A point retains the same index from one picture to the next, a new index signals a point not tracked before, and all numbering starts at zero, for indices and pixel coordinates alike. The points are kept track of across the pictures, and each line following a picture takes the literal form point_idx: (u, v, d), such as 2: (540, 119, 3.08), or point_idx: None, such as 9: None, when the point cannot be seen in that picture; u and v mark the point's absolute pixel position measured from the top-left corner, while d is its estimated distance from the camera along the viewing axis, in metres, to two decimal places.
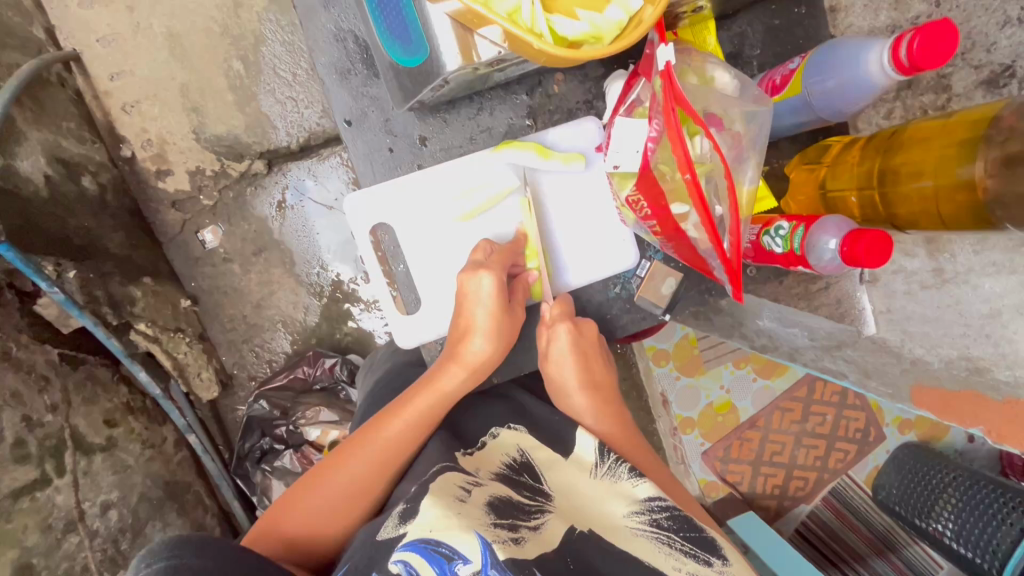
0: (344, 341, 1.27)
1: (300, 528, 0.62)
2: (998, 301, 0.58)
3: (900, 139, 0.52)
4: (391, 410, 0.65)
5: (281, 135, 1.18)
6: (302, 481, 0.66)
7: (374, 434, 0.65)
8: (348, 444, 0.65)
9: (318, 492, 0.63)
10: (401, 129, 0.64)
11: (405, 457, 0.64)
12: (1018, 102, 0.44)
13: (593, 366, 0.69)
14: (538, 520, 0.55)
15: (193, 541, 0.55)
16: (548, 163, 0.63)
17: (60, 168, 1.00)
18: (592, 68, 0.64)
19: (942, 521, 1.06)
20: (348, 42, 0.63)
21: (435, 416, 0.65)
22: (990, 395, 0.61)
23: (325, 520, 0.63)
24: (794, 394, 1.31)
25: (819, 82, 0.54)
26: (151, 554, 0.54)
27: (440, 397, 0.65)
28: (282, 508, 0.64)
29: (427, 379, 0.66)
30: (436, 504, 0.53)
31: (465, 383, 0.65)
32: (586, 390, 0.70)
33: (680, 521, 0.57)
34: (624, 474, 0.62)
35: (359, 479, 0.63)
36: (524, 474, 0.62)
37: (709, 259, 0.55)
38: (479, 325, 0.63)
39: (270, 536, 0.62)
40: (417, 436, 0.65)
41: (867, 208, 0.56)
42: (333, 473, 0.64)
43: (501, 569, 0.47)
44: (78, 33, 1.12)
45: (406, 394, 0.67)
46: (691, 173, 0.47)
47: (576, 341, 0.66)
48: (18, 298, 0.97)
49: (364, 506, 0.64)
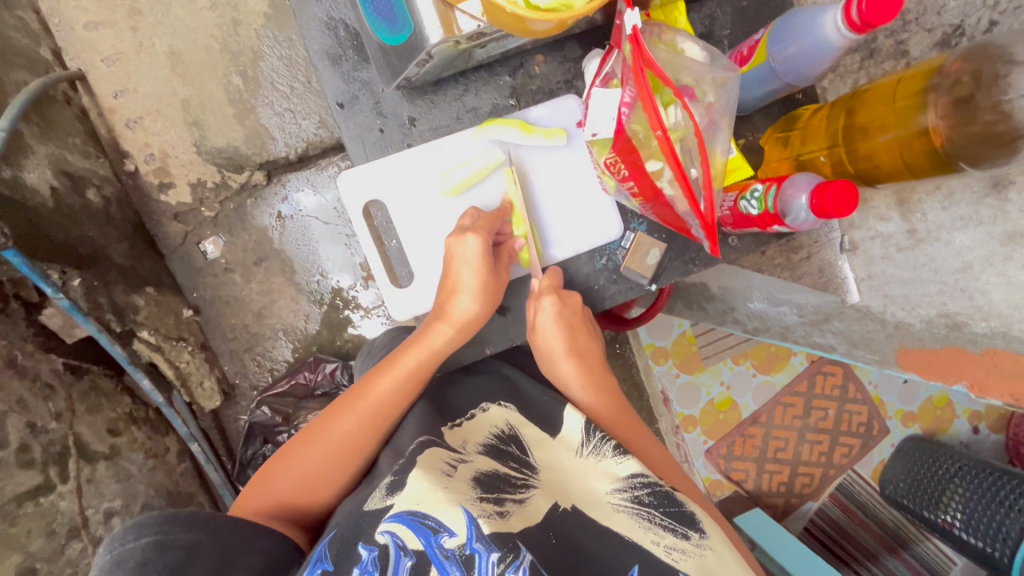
0: (344, 347, 1.28)
1: (290, 486, 0.64)
2: (969, 255, 0.61)
3: (862, 99, 0.57)
4: (381, 368, 0.67)
5: (280, 147, 1.21)
6: (290, 443, 0.67)
7: (364, 392, 0.66)
8: (336, 404, 0.67)
9: (307, 451, 0.65)
10: (390, 110, 0.69)
11: (394, 413, 0.67)
12: (959, 53, 0.50)
13: (579, 336, 0.71)
14: (524, 494, 0.57)
15: (182, 515, 0.55)
16: (531, 138, 0.67)
17: (66, 181, 1.03)
18: (571, 49, 0.69)
19: (950, 511, 1.06)
20: (339, 30, 0.68)
21: (423, 374, 0.67)
22: (968, 348, 0.64)
23: (315, 478, 0.64)
24: (794, 389, 1.28)
25: (781, 49, 0.57)
26: (137, 527, 0.53)
27: (430, 354, 0.67)
28: (271, 468, 0.65)
29: (416, 337, 0.68)
30: (425, 477, 0.55)
31: (453, 340, 0.67)
32: (572, 358, 0.71)
33: (660, 497, 0.58)
34: (609, 451, 0.63)
35: (349, 437, 0.65)
36: (510, 445, 0.63)
37: (688, 220, 0.58)
38: (469, 286, 0.65)
39: (261, 496, 0.63)
40: (405, 394, 0.67)
41: (836, 166, 0.60)
42: (322, 433, 0.65)
43: (486, 542, 0.49)
44: (84, 53, 1.16)
45: (393, 354, 0.68)
46: (662, 130, 0.50)
47: (559, 313, 0.68)
48: (22, 308, 0.97)
49: (355, 463, 0.66)
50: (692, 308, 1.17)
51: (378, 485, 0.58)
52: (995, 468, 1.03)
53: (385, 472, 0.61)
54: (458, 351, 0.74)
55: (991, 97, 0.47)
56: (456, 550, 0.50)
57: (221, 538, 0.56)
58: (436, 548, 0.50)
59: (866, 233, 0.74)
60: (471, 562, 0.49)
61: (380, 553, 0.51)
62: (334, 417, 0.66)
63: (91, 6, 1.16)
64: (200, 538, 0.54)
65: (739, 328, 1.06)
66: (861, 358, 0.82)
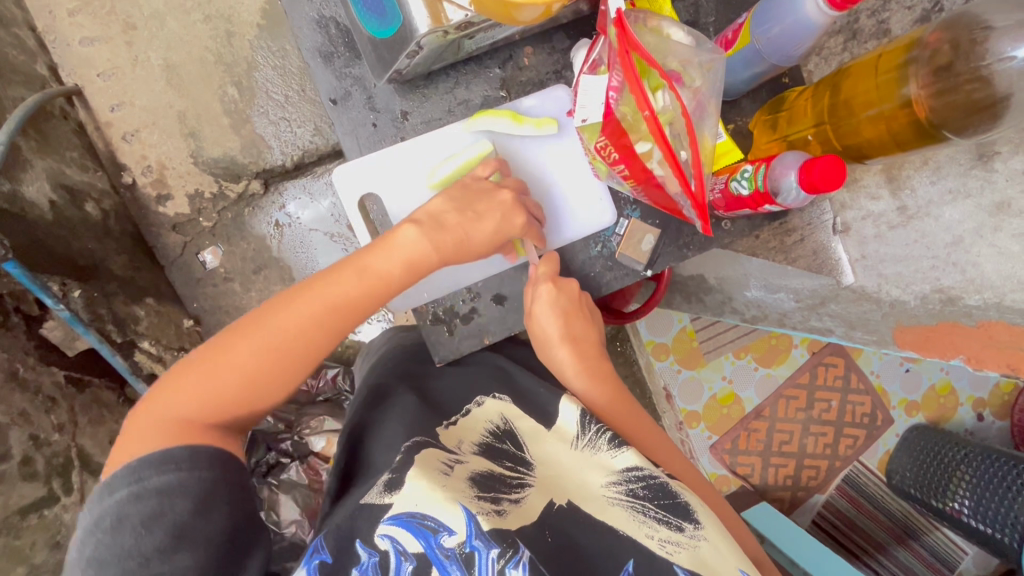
0: (346, 354, 1.24)
1: (227, 391, 0.57)
2: (959, 228, 0.62)
3: (846, 74, 0.59)
4: (339, 267, 0.62)
5: (276, 155, 1.23)
6: (220, 340, 0.59)
7: (317, 288, 0.61)
8: (287, 302, 0.60)
9: (251, 354, 0.58)
10: (383, 104, 0.70)
11: (357, 319, 0.62)
12: (933, 25, 0.53)
13: (575, 322, 0.71)
14: (520, 493, 0.57)
15: (149, 460, 0.52)
16: (522, 128, 0.69)
17: (64, 194, 1.03)
18: (559, 40, 0.71)
19: (958, 500, 1.07)
20: (330, 28, 0.70)
21: (393, 281, 0.63)
22: (963, 322, 0.66)
23: (257, 384, 0.58)
24: (797, 381, 1.27)
25: (764, 30, 0.58)
26: (110, 482, 0.51)
27: (394, 258, 0.63)
28: (198, 369, 0.57)
29: (380, 241, 0.63)
30: (423, 476, 0.54)
31: (422, 250, 0.64)
32: (568, 343, 0.72)
33: (655, 490, 0.58)
34: (603, 446, 0.62)
35: (303, 340, 0.60)
36: (506, 441, 0.64)
37: (679, 202, 0.59)
38: (472, 218, 0.66)
39: (188, 401, 0.56)
40: (371, 300, 0.62)
41: (824, 144, 0.62)
42: (272, 335, 0.59)
43: (486, 539, 0.49)
44: (80, 69, 1.17)
45: (357, 257, 0.63)
46: (650, 110, 0.51)
47: (555, 298, 0.70)
48: (24, 322, 0.95)
49: (306, 367, 0.61)
50: (690, 300, 1.17)
51: (377, 480, 0.58)
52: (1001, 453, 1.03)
53: (384, 467, 0.59)
54: (457, 343, 0.75)
55: (970, 63, 0.50)
56: (456, 548, 0.49)
57: (196, 475, 0.52)
58: (436, 548, 0.50)
59: (857, 213, 0.74)
60: (471, 559, 0.49)
61: (380, 559, 0.51)
62: (288, 318, 0.59)
63: (86, 22, 1.17)
64: (175, 478, 0.52)
65: (737, 317, 1.07)
66: (859, 338, 0.83)
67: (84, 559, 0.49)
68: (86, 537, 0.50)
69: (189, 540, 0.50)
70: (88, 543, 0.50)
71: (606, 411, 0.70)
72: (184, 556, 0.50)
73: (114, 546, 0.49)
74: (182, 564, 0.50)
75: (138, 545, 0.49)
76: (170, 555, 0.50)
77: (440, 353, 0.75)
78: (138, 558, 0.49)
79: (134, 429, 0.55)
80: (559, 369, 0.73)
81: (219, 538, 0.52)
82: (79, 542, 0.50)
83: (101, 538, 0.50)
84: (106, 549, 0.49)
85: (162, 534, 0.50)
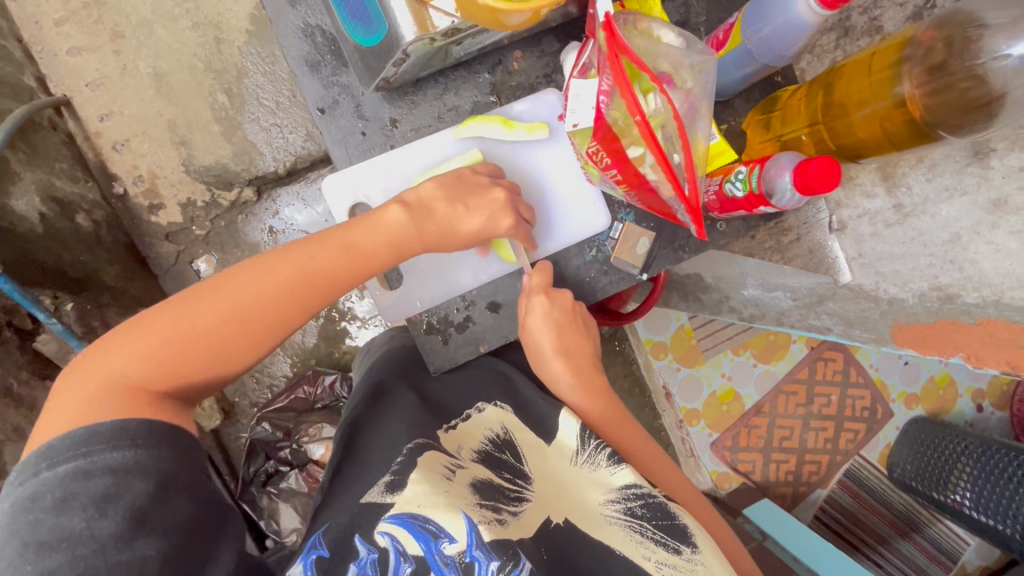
0: (343, 359, 1.23)
1: (187, 358, 0.55)
2: (956, 225, 0.62)
3: (838, 74, 0.59)
4: (320, 238, 0.61)
5: (268, 161, 1.21)
6: (185, 300, 0.57)
7: (296, 257, 0.59)
8: (264, 270, 0.58)
9: (219, 321, 0.56)
10: (371, 113, 0.70)
11: (332, 295, 0.61)
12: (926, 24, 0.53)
13: (569, 336, 0.71)
14: (518, 505, 0.56)
15: (101, 431, 0.48)
16: (512, 134, 0.69)
17: (54, 207, 1.01)
18: (548, 43, 0.71)
19: (959, 491, 1.07)
20: (316, 36, 0.69)
21: (375, 261, 0.63)
22: (961, 319, 0.65)
23: (222, 353, 0.57)
24: (796, 377, 1.26)
25: (755, 31, 0.58)
26: (50, 454, 0.47)
27: (376, 236, 0.62)
28: (159, 328, 0.55)
29: (366, 218, 0.63)
30: (423, 481, 0.53)
31: (407, 231, 0.63)
32: (562, 356, 0.71)
33: (654, 509, 0.57)
34: (603, 461, 0.61)
35: (276, 312, 0.58)
36: (505, 451, 0.63)
37: (673, 206, 0.58)
38: (462, 213, 0.65)
39: (144, 363, 0.54)
40: (348, 277, 0.61)
41: (818, 144, 0.62)
42: (245, 304, 0.57)
43: (487, 549, 0.48)
44: (68, 79, 1.16)
45: (340, 232, 0.62)
46: (640, 114, 0.51)
47: (547, 310, 0.69)
48: (18, 335, 0.96)
49: (273, 339, 0.60)
50: (688, 299, 1.16)
51: (376, 480, 0.56)
52: (1001, 444, 1.02)
53: (381, 468, 0.57)
54: (452, 351, 0.74)
55: (965, 61, 0.49)
56: (456, 557, 0.49)
57: (154, 455, 0.49)
58: (436, 554, 0.49)
59: (853, 211, 0.74)
60: (471, 569, 0.48)
61: (379, 556, 0.51)
62: (263, 288, 0.57)
63: (73, 32, 1.16)
64: (131, 456, 0.48)
65: (734, 316, 1.05)
66: (859, 337, 0.81)
67: (17, 549, 0.44)
68: (18, 522, 0.45)
69: (149, 526, 0.47)
70: (23, 528, 0.45)
71: (600, 425, 0.70)
72: (144, 543, 0.46)
73: (59, 530, 0.45)
74: (142, 552, 0.46)
75: (90, 529, 0.45)
76: (128, 542, 0.46)
77: (436, 362, 0.73)
78: (91, 544, 0.45)
79: (77, 386, 0.52)
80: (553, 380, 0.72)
81: (182, 526, 0.49)
82: (8, 523, 0.45)
83: (42, 523, 0.45)
84: (49, 531, 0.45)
85: (119, 517, 0.46)
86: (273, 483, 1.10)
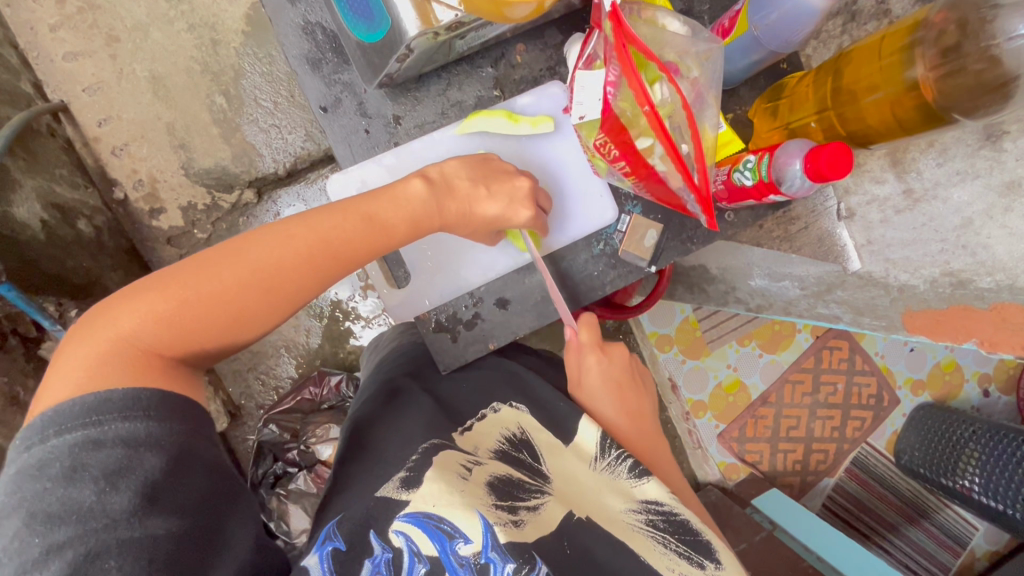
0: (348, 359, 1.23)
1: (203, 325, 0.53)
2: (968, 210, 0.61)
3: (847, 59, 0.59)
4: (342, 206, 0.59)
5: (268, 163, 1.20)
6: (202, 261, 0.54)
7: (317, 223, 0.57)
8: (285, 235, 0.55)
9: (238, 287, 0.53)
10: (374, 110, 0.70)
11: (351, 265, 0.59)
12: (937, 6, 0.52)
13: (628, 396, 0.72)
14: (540, 499, 0.56)
15: (113, 400, 0.46)
16: (518, 128, 0.69)
17: (55, 213, 1.00)
18: (551, 35, 0.71)
19: (968, 477, 1.06)
20: (317, 33, 0.69)
21: (395, 236, 0.61)
22: (975, 305, 0.65)
23: (237, 322, 0.54)
24: (802, 365, 1.26)
25: (763, 17, 0.58)
26: (58, 420, 0.45)
27: (397, 207, 0.61)
28: (174, 291, 0.52)
29: (384, 191, 0.61)
30: (439, 479, 0.52)
31: (425, 204, 0.62)
32: (625, 416, 0.70)
33: (676, 525, 0.58)
34: (624, 472, 0.62)
35: (296, 281, 0.56)
36: (522, 451, 0.61)
37: (682, 196, 0.57)
38: (483, 195, 0.64)
39: (156, 327, 0.51)
40: (366, 247, 0.59)
41: (828, 130, 0.62)
42: (265, 271, 0.54)
43: (502, 552, 0.49)
44: (65, 84, 1.15)
45: (362, 205, 0.60)
46: (649, 104, 0.50)
47: (604, 366, 0.72)
48: (22, 344, 0.95)
49: (291, 308, 0.58)
50: (693, 291, 1.16)
51: (392, 475, 0.55)
52: (1008, 428, 1.03)
53: (395, 464, 0.56)
54: (461, 348, 0.74)
55: (980, 42, 0.48)
56: (471, 558, 0.49)
57: (168, 429, 0.48)
58: (451, 554, 0.49)
59: (862, 198, 0.73)
60: (485, 570, 0.48)
61: (393, 556, 0.50)
62: (284, 254, 0.55)
63: (68, 37, 1.15)
64: (143, 428, 0.47)
65: (741, 306, 1.05)
66: (868, 325, 0.82)
67: (23, 518, 0.42)
68: (25, 490, 0.43)
69: (161, 504, 0.46)
70: (30, 496, 0.43)
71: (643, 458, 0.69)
72: (157, 521, 0.45)
73: (69, 502, 0.43)
74: (155, 531, 0.44)
75: (102, 504, 0.44)
76: (140, 519, 0.44)
77: (444, 360, 0.73)
78: (102, 520, 0.43)
79: (83, 349, 0.49)
80: (610, 423, 0.70)
81: (195, 504, 0.48)
82: (13, 489, 0.43)
83: (50, 493, 0.43)
84: (57, 503, 0.43)
85: (131, 493, 0.44)
86: (281, 484, 1.09)
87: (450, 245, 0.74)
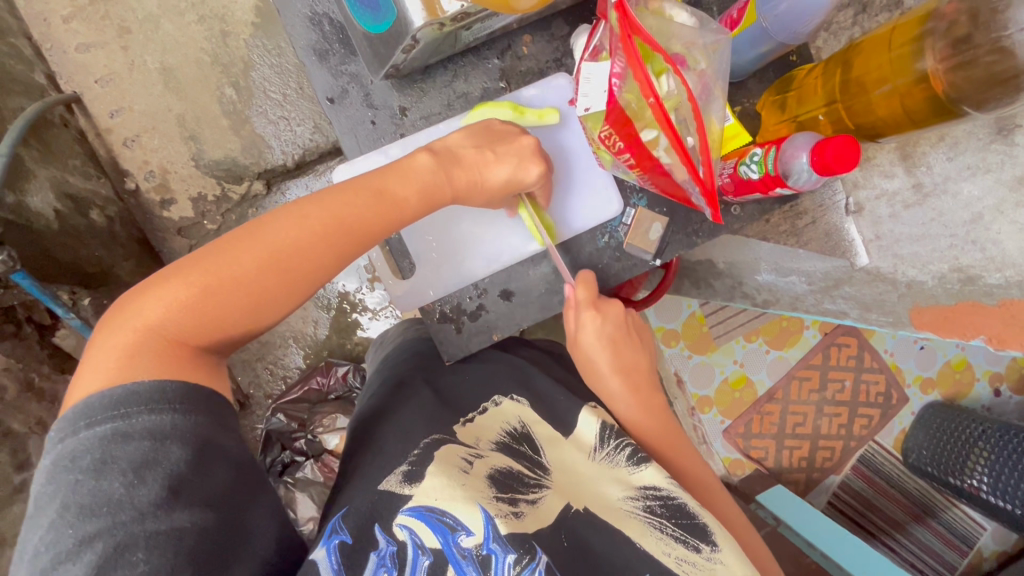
0: (355, 350, 1.24)
1: (225, 309, 0.53)
2: (978, 205, 0.61)
3: (856, 51, 0.59)
4: (353, 185, 0.59)
5: (277, 154, 1.21)
6: (221, 245, 0.54)
7: (330, 205, 0.57)
8: (300, 215, 0.56)
9: (258, 270, 0.54)
10: (380, 101, 0.70)
11: (367, 243, 0.59)
12: None
13: (624, 352, 0.71)
14: (537, 493, 0.56)
15: (140, 392, 0.47)
16: (523, 120, 0.69)
17: (69, 203, 1.02)
18: (558, 27, 0.71)
19: (976, 476, 1.06)
20: (323, 24, 0.70)
21: (409, 211, 0.61)
22: (984, 301, 0.64)
23: (258, 305, 0.55)
24: (809, 362, 1.25)
25: (771, 8, 0.58)
26: (88, 413, 0.46)
27: (414, 193, 0.61)
28: (195, 276, 0.53)
29: (390, 167, 0.61)
30: (441, 473, 0.53)
31: (434, 176, 0.62)
32: (619, 374, 0.70)
33: (673, 509, 0.57)
34: (623, 460, 0.61)
35: (313, 260, 0.56)
36: (523, 443, 0.62)
37: (687, 188, 0.57)
38: (490, 160, 0.63)
39: (180, 316, 0.52)
40: (381, 225, 0.60)
41: (836, 123, 0.62)
42: (283, 252, 0.55)
43: (503, 543, 0.49)
44: (77, 76, 1.17)
45: (374, 179, 0.60)
46: (654, 96, 0.50)
47: (600, 327, 0.69)
48: (37, 331, 0.98)
49: (309, 289, 0.58)
50: (699, 286, 1.15)
51: (394, 469, 0.56)
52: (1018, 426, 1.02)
53: (397, 459, 0.57)
54: (465, 340, 0.74)
55: (990, 34, 0.48)
56: (473, 550, 0.49)
57: (193, 420, 0.49)
58: (454, 546, 0.49)
59: (870, 192, 0.72)
60: (488, 562, 0.48)
61: (398, 549, 0.50)
62: (300, 235, 0.55)
63: (81, 29, 1.16)
64: (170, 420, 0.47)
65: (747, 302, 1.04)
66: (875, 321, 0.81)
67: (58, 509, 0.44)
68: (59, 481, 0.44)
69: (187, 497, 0.46)
70: (64, 487, 0.44)
71: (636, 423, 0.69)
72: (182, 514, 0.46)
73: (99, 494, 0.44)
74: (180, 523, 0.45)
75: (130, 496, 0.45)
76: (165, 512, 0.45)
77: (448, 350, 0.74)
78: (130, 512, 0.44)
79: (112, 339, 0.50)
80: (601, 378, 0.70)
81: (219, 496, 0.49)
82: (48, 481, 0.45)
83: (82, 485, 0.44)
84: (88, 495, 0.44)
85: (157, 485, 0.45)
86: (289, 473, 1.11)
87: (453, 235, 0.74)
